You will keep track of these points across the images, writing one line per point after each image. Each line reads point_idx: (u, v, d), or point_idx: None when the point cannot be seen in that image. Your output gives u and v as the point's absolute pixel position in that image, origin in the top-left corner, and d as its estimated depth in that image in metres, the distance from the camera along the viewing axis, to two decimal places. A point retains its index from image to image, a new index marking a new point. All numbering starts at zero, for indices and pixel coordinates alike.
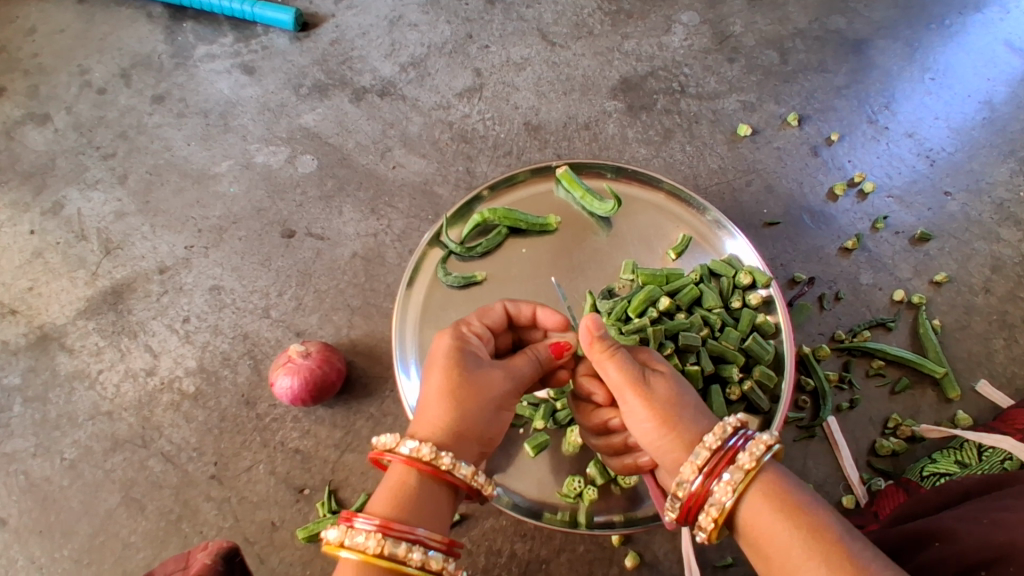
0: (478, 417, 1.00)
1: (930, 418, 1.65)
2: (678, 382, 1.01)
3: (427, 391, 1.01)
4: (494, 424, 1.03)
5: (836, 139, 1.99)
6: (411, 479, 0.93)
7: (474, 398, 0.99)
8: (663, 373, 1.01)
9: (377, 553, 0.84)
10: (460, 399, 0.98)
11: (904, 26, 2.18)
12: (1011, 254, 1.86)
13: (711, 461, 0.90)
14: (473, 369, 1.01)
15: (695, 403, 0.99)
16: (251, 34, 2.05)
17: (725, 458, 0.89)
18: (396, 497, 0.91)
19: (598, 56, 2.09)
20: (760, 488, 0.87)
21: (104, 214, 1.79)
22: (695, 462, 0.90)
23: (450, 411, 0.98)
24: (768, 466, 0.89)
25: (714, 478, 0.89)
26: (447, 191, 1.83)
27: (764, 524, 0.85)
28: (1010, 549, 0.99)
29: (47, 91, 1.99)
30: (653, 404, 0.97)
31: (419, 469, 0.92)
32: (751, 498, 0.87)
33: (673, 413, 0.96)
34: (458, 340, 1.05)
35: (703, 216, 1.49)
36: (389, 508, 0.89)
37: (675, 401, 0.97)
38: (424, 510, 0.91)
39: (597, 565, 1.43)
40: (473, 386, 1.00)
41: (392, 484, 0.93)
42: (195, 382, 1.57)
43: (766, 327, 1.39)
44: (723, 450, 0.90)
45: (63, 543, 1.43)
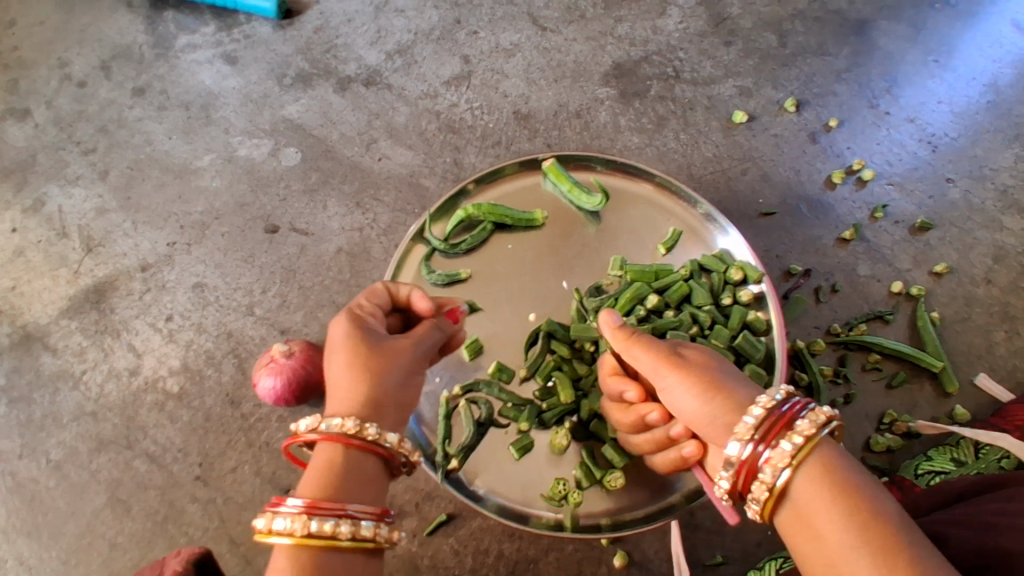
0: (391, 371, 0.98)
1: (928, 413, 1.62)
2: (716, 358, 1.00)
3: (336, 377, 0.97)
4: (415, 384, 1.02)
5: (835, 125, 1.94)
6: (338, 455, 0.91)
7: (389, 361, 0.99)
8: (695, 352, 1.00)
9: (306, 534, 0.83)
10: (368, 367, 0.97)
11: (908, 6, 2.11)
12: (1014, 243, 1.81)
13: (768, 424, 0.86)
14: (372, 343, 1.00)
15: (736, 375, 0.96)
16: (233, 22, 1.99)
17: (782, 421, 0.86)
18: (320, 476, 0.89)
19: (590, 41, 2.03)
20: (818, 461, 0.84)
21: (86, 211, 1.76)
22: (745, 431, 0.86)
23: (368, 382, 0.96)
24: (824, 440, 0.86)
25: (770, 443, 0.85)
26: (435, 184, 1.79)
27: (821, 499, 0.82)
28: (1004, 555, 0.97)
29: (27, 84, 1.95)
30: (690, 378, 0.94)
31: (347, 444, 0.91)
32: (801, 474, 0.84)
33: (714, 383, 0.93)
34: (354, 320, 1.03)
35: (694, 209, 1.44)
36: (314, 488, 0.88)
37: (715, 373, 0.95)
38: (350, 483, 0.90)
39: (586, 564, 1.41)
40: (390, 351, 1.00)
41: (315, 463, 0.91)
42: (179, 381, 1.55)
43: (757, 325, 1.35)
44: (779, 414, 0.86)
45: (50, 544, 1.42)
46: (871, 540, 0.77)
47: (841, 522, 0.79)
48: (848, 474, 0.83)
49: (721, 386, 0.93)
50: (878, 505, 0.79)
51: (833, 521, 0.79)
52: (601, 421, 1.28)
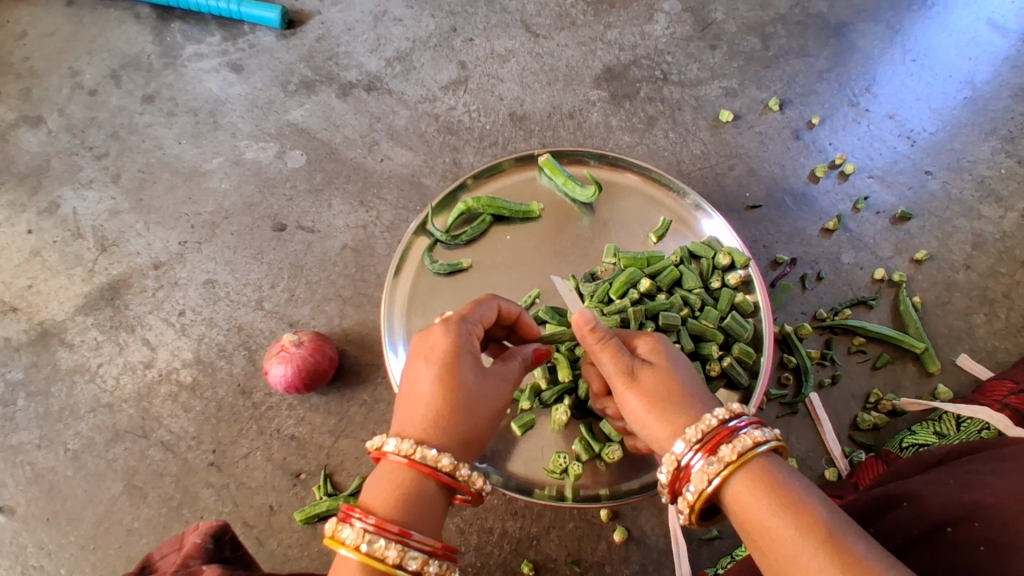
0: (483, 414, 0.98)
1: (912, 392, 1.68)
2: (670, 371, 0.98)
3: (442, 391, 0.94)
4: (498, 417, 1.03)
5: (817, 122, 2.03)
6: (409, 479, 0.89)
7: (487, 408, 0.98)
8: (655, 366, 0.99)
9: (372, 555, 0.81)
10: (473, 405, 0.96)
11: (885, 10, 2.21)
12: (992, 231, 1.89)
13: (707, 434, 0.89)
14: (471, 376, 0.97)
15: (686, 391, 0.96)
16: (239, 32, 2.08)
17: (721, 435, 0.88)
18: (393, 496, 0.87)
19: (581, 46, 2.12)
20: (756, 471, 0.86)
21: (99, 212, 1.83)
22: (686, 441, 0.90)
23: (466, 423, 0.95)
24: (762, 456, 0.87)
25: (706, 453, 0.88)
26: (435, 183, 1.86)
27: (755, 503, 0.84)
28: (974, 509, 1.02)
29: (39, 93, 2.02)
30: (641, 401, 0.96)
31: (420, 470, 0.89)
32: (738, 480, 0.86)
33: (675, 407, 0.94)
34: (462, 339, 0.99)
35: (683, 200, 1.52)
36: (388, 507, 0.86)
37: (667, 394, 0.95)
38: (421, 511, 0.88)
39: (586, 541, 1.47)
40: (486, 399, 0.99)
41: (386, 478, 0.89)
42: (192, 373, 1.61)
43: (745, 307, 1.42)
44: (721, 428, 0.89)
45: (70, 530, 1.47)
46: (807, 541, 0.76)
47: (773, 523, 0.80)
48: (788, 483, 0.84)
49: (671, 405, 0.94)
50: (814, 507, 0.79)
51: (767, 522, 0.81)
52: None
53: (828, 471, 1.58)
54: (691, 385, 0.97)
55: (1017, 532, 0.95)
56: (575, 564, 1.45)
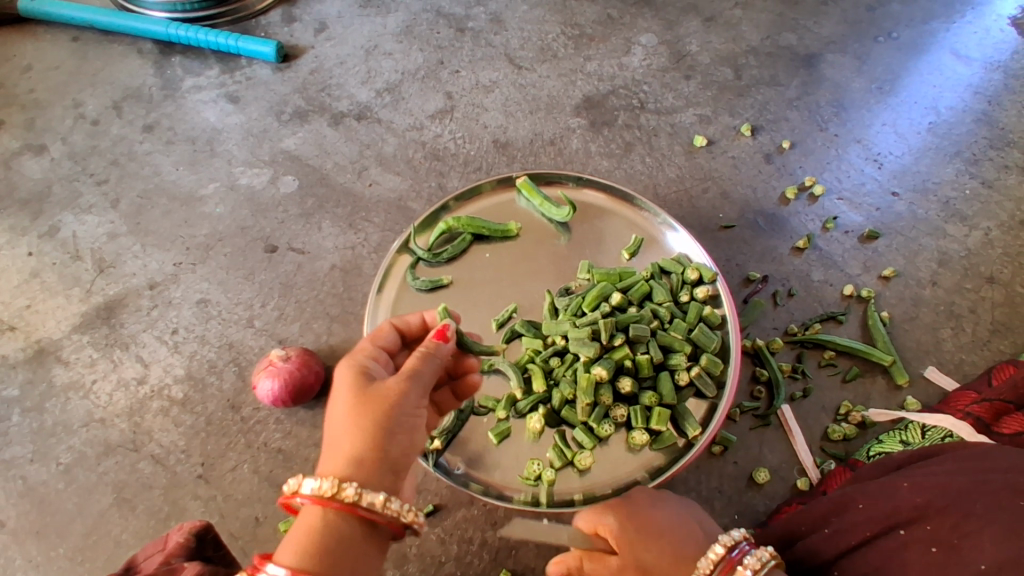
0: (386, 419, 0.98)
1: (882, 404, 1.74)
2: (655, 547, 1.11)
3: (333, 398, 1.01)
4: (411, 429, 1.00)
5: (787, 147, 2.12)
6: (319, 519, 0.93)
7: (376, 407, 0.98)
8: (637, 548, 1.11)
9: None
10: (359, 408, 0.97)
11: (852, 42, 2.34)
12: (957, 248, 1.97)
13: (717, 569, 1.03)
14: (363, 390, 1.01)
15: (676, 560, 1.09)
16: (236, 66, 2.19)
17: (728, 564, 1.03)
18: (305, 541, 0.91)
19: (562, 77, 2.23)
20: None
21: (98, 236, 1.91)
22: (707, 565, 1.04)
23: (352, 432, 0.96)
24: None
25: None
26: (421, 207, 1.94)
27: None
28: (927, 509, 1.08)
29: (44, 123, 2.11)
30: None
31: (328, 506, 0.92)
32: None
33: (675, 532, 1.13)
34: (350, 367, 1.07)
35: (653, 219, 1.61)
36: (298, 554, 0.89)
37: (657, 564, 1.09)
38: (336, 550, 0.91)
39: (564, 550, 1.50)
40: (374, 397, 0.99)
41: (302, 524, 0.93)
42: (183, 389, 1.67)
43: (712, 319, 1.48)
44: (726, 557, 1.03)
45: (58, 542, 1.51)
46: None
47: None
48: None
49: (678, 537, 1.12)
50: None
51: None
52: (572, 408, 1.42)
53: (800, 481, 1.60)
54: (682, 544, 1.11)
55: (966, 533, 1.01)
56: None
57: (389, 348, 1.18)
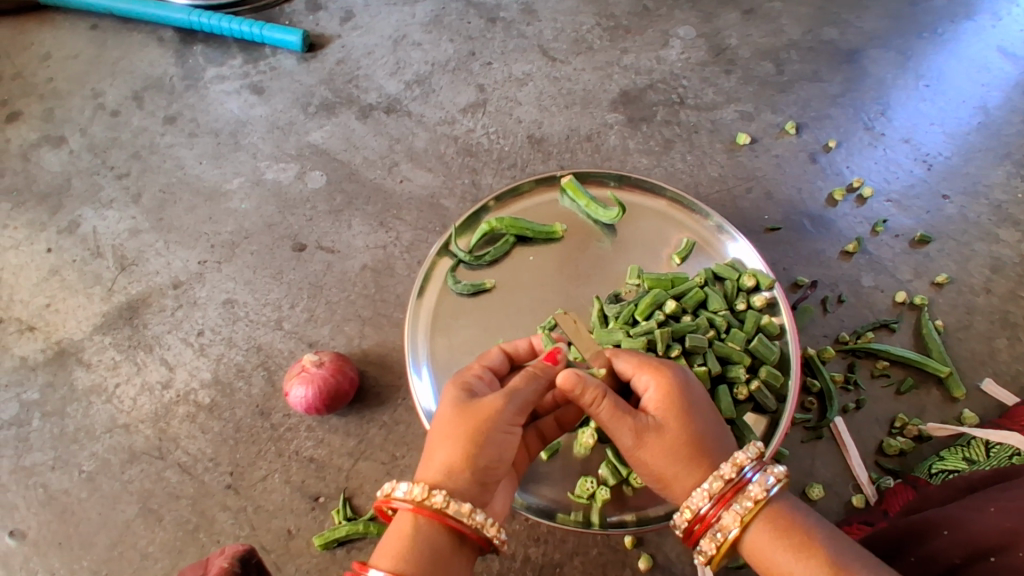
0: (481, 435, 0.98)
1: (936, 417, 1.67)
2: (682, 426, 1.03)
3: (435, 414, 1.04)
4: (502, 447, 0.99)
5: (833, 146, 2.04)
6: (409, 525, 0.94)
7: (472, 423, 0.98)
8: (668, 421, 1.04)
9: None
10: (457, 420, 0.99)
11: (897, 36, 2.24)
12: (1010, 254, 1.89)
13: (722, 490, 0.99)
14: (468, 404, 1.01)
15: (699, 445, 1.03)
16: (260, 56, 2.11)
17: (735, 488, 0.99)
18: (398, 548, 0.92)
19: (598, 70, 2.15)
20: (767, 513, 0.98)
21: (119, 232, 1.83)
22: (712, 486, 0.99)
23: (447, 443, 0.97)
24: (774, 499, 0.99)
25: (724, 505, 0.99)
26: (454, 204, 1.86)
27: (769, 544, 0.96)
28: (1015, 535, 1.01)
29: (62, 114, 2.04)
30: (655, 459, 1.03)
31: (419, 514, 0.93)
32: (757, 526, 0.98)
33: (691, 409, 1.05)
34: (458, 382, 1.07)
35: (705, 222, 1.53)
36: (393, 561, 0.90)
37: (684, 442, 1.03)
38: (427, 558, 0.91)
39: (610, 567, 1.45)
40: (472, 412, 0.99)
41: (394, 530, 0.95)
42: (210, 394, 1.60)
43: (771, 329, 1.41)
44: (735, 480, 0.99)
45: (83, 553, 1.45)
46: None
47: (785, 561, 0.95)
48: (793, 516, 0.98)
49: (695, 414, 1.05)
50: (819, 542, 0.94)
51: (776, 560, 0.95)
52: None
53: (855, 497, 1.56)
54: (712, 428, 1.05)
55: None
56: None
57: (498, 369, 1.17)
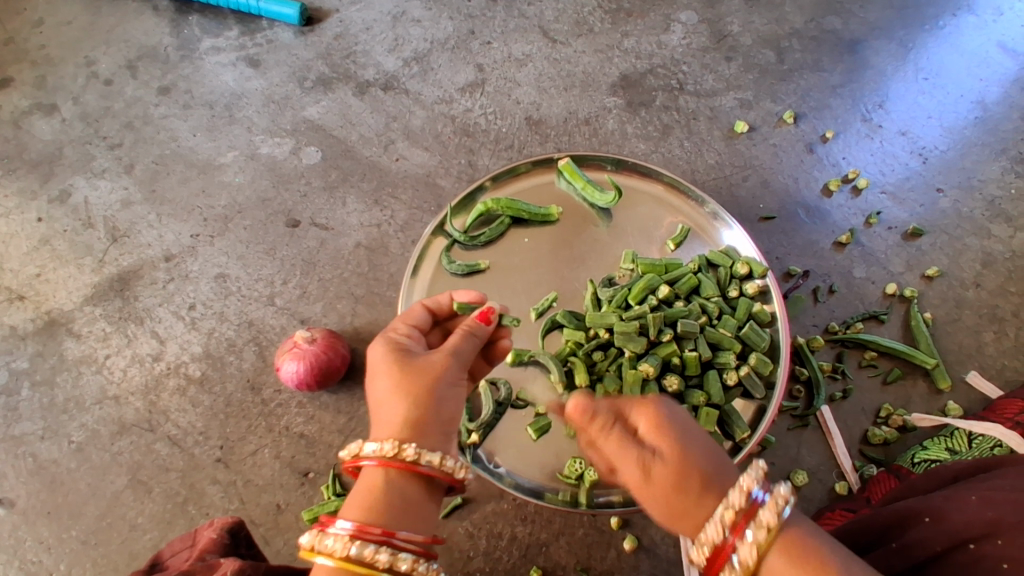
0: (432, 391, 0.96)
1: (922, 408, 1.69)
2: (683, 455, 0.86)
3: (376, 376, 0.99)
4: (454, 400, 0.98)
5: (831, 136, 2.03)
6: (380, 478, 0.90)
7: (417, 376, 0.96)
8: (665, 450, 0.86)
9: (346, 556, 0.83)
10: (399, 380, 0.96)
11: (899, 27, 2.23)
12: (1002, 250, 1.90)
13: (732, 519, 0.80)
14: (407, 362, 0.98)
15: (703, 472, 0.84)
16: (256, 28, 2.08)
17: (747, 513, 0.79)
18: (366, 500, 0.88)
19: (598, 53, 2.13)
20: (784, 540, 0.79)
21: (111, 203, 1.82)
22: (722, 515, 0.80)
23: (397, 401, 0.95)
24: (789, 522, 0.80)
25: (737, 535, 0.79)
26: (450, 184, 1.85)
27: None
28: (998, 525, 1.03)
29: (54, 81, 2.00)
30: (661, 501, 0.85)
31: (390, 466, 0.89)
32: (774, 556, 0.78)
33: (681, 430, 0.89)
34: (387, 344, 1.04)
35: (701, 208, 1.53)
36: (362, 512, 0.87)
37: (686, 473, 0.84)
38: (398, 509, 0.88)
39: (596, 548, 1.47)
40: (414, 366, 0.98)
41: (364, 484, 0.91)
42: (201, 367, 1.60)
43: (762, 316, 1.42)
44: (746, 503, 0.80)
45: (72, 523, 1.46)
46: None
47: None
48: (813, 544, 0.79)
49: (683, 435, 0.88)
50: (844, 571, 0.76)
51: None
52: None
53: (838, 484, 1.59)
54: (711, 450, 0.87)
55: None
56: (585, 572, 1.45)
57: (422, 328, 1.14)
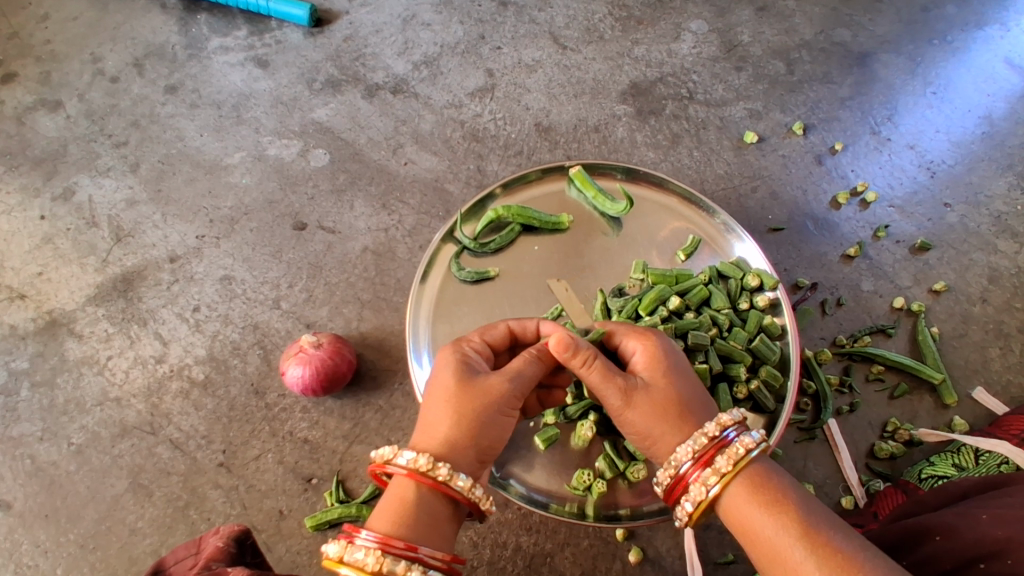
0: (480, 416, 0.96)
1: (928, 423, 1.69)
2: (669, 389, 0.99)
3: (433, 381, 0.99)
4: (498, 429, 0.98)
5: (840, 148, 2.03)
6: (410, 493, 0.90)
7: (473, 402, 0.95)
8: (657, 378, 1.00)
9: (375, 570, 0.82)
10: (457, 396, 0.96)
11: (908, 41, 2.23)
12: (1008, 265, 1.90)
13: (701, 452, 0.94)
14: (471, 381, 0.97)
15: (682, 413, 0.98)
16: (265, 28, 2.06)
17: (715, 448, 0.94)
18: (396, 512, 0.88)
19: (608, 60, 2.12)
20: (749, 475, 0.93)
21: (116, 202, 1.80)
22: (690, 449, 0.95)
23: (446, 416, 0.95)
24: (755, 463, 0.94)
25: (702, 467, 0.94)
26: (458, 189, 1.84)
27: (746, 505, 0.91)
28: (1009, 543, 1.00)
29: (59, 78, 1.99)
30: (639, 421, 0.99)
31: (420, 482, 0.90)
32: (735, 487, 0.92)
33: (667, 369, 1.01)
34: (457, 354, 1.03)
35: (713, 219, 1.52)
36: (389, 525, 0.86)
37: (674, 402, 0.99)
38: (425, 524, 0.88)
39: (601, 559, 1.46)
40: (474, 391, 0.96)
41: (394, 497, 0.91)
42: (204, 370, 1.59)
43: (773, 329, 1.42)
44: (714, 441, 0.95)
45: (70, 527, 1.44)
46: (793, 548, 0.84)
47: (762, 525, 0.88)
48: (776, 483, 0.92)
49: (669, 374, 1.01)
50: (794, 505, 0.88)
51: (754, 522, 0.89)
52: None
53: (845, 499, 1.58)
54: (694, 392, 1.01)
55: None
56: None
57: (499, 345, 1.12)
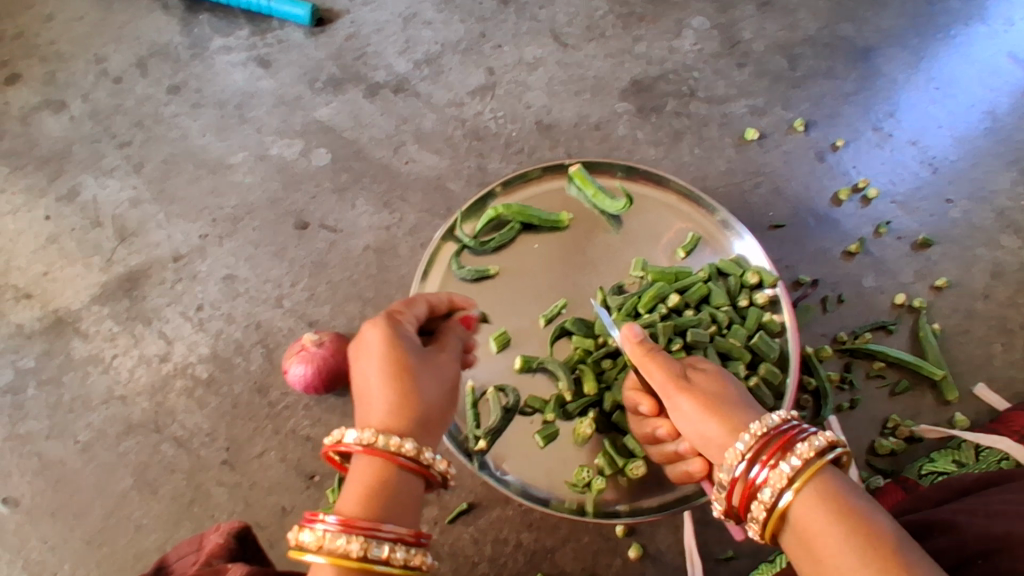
0: (430, 392, 1.00)
1: (929, 420, 1.69)
2: (723, 376, 1.06)
3: (370, 357, 1.01)
4: (441, 401, 1.02)
5: (842, 144, 2.02)
6: (370, 474, 0.91)
7: (414, 377, 0.99)
8: (710, 370, 1.07)
9: (351, 553, 0.83)
10: (397, 372, 0.98)
11: (912, 35, 2.22)
12: (1012, 261, 1.89)
13: (760, 449, 0.91)
14: (409, 357, 1.01)
15: (743, 396, 1.02)
16: (267, 28, 2.07)
17: (780, 445, 0.90)
18: (364, 494, 0.89)
19: (610, 58, 2.12)
20: (821, 482, 0.87)
21: (120, 201, 1.82)
22: (746, 443, 0.92)
23: (392, 394, 0.97)
24: (828, 467, 0.88)
25: (765, 465, 0.90)
26: (460, 187, 1.85)
27: (814, 512, 0.85)
28: (1009, 541, 1.00)
29: (64, 78, 2.00)
30: (701, 397, 1.01)
31: (380, 460, 0.91)
32: (804, 493, 0.87)
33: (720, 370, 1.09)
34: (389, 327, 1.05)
35: (712, 216, 1.52)
36: (359, 508, 0.87)
37: (734, 389, 1.03)
38: (396, 504, 0.90)
39: (601, 555, 1.47)
40: (417, 368, 1.00)
41: (360, 478, 0.91)
42: (208, 368, 1.60)
43: (772, 326, 1.42)
44: (780, 437, 0.91)
45: (77, 523, 1.46)
46: (871, 565, 0.77)
47: (830, 538, 0.81)
48: (852, 494, 0.86)
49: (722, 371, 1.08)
50: (867, 518, 0.82)
51: (821, 533, 0.83)
52: (622, 412, 1.37)
53: None
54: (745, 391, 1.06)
55: None
56: None
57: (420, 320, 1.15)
